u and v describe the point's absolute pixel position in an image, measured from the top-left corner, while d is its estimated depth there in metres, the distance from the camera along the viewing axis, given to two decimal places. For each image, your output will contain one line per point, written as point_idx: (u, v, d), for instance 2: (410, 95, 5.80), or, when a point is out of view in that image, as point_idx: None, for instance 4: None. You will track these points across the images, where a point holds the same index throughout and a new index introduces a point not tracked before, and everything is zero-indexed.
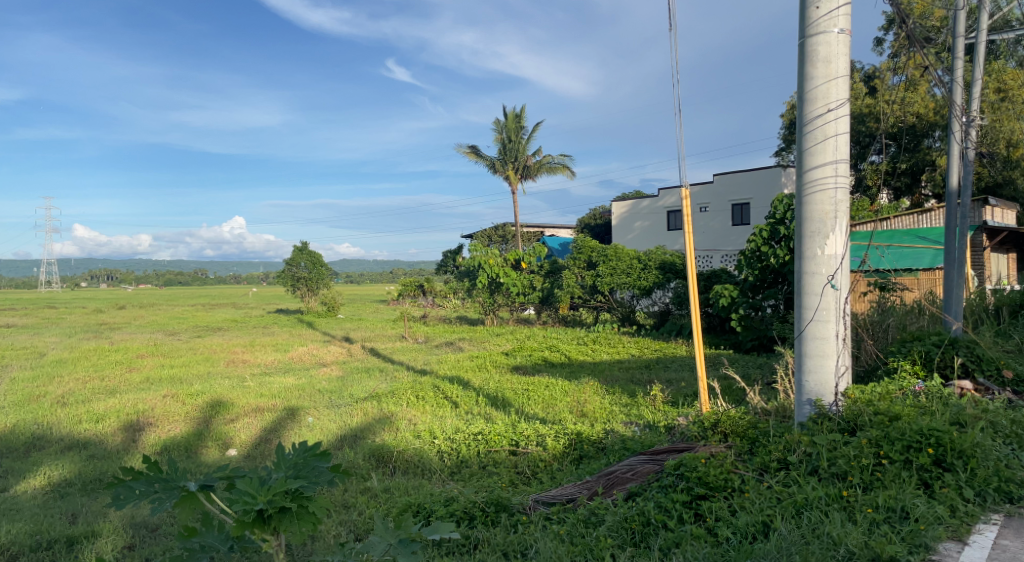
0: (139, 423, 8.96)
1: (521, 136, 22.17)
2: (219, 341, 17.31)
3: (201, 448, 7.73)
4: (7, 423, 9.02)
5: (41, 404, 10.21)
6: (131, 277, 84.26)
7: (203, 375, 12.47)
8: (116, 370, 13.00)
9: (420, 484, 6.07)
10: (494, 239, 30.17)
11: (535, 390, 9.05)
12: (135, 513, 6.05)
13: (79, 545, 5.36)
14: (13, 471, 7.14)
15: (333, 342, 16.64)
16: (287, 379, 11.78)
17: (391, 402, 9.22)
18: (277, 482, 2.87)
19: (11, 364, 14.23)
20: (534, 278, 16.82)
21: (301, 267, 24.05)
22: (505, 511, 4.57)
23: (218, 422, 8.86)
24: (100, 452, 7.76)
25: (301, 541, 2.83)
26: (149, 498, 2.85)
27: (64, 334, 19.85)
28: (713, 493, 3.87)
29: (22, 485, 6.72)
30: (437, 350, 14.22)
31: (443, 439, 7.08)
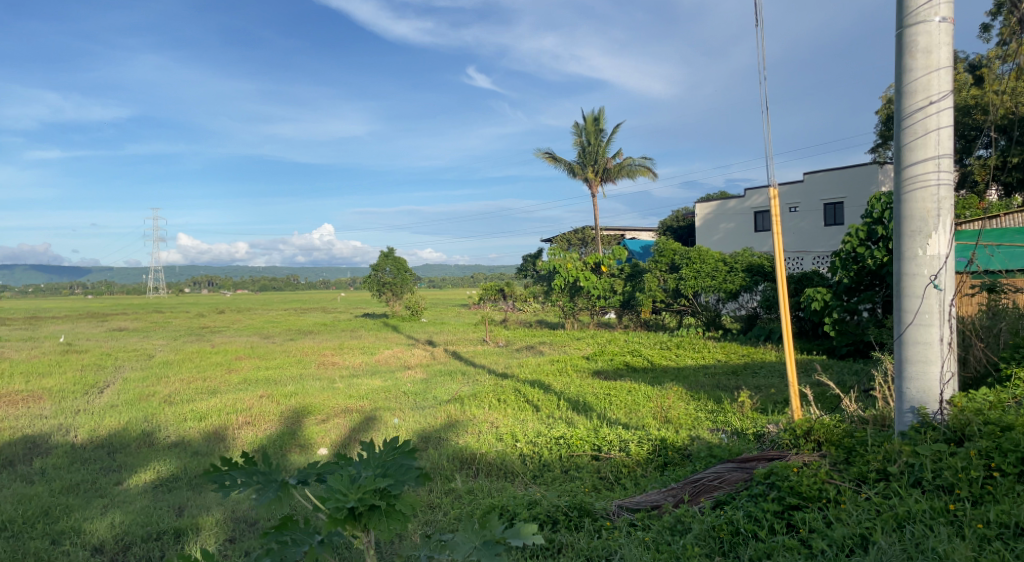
0: (239, 422, 9.52)
1: (600, 139, 22.06)
2: (310, 343, 18.15)
3: (294, 446, 8.12)
4: (122, 420, 9.79)
5: (152, 403, 11.04)
6: (230, 282, 89.62)
7: (296, 376, 13.11)
8: (217, 371, 13.88)
9: (503, 487, 6.15)
10: (574, 242, 30.14)
11: (618, 395, 8.97)
12: (235, 507, 6.44)
13: (185, 537, 5.76)
14: (127, 465, 7.74)
15: (417, 345, 17.11)
16: (374, 381, 12.20)
17: (473, 404, 9.39)
18: (367, 480, 3.00)
19: (125, 365, 15.44)
20: (615, 281, 16.67)
21: (386, 272, 24.85)
22: (588, 516, 4.57)
23: (310, 422, 9.29)
24: (202, 449, 8.29)
25: (390, 538, 2.94)
26: (251, 490, 3.09)
27: (171, 337, 21.36)
28: (807, 504, 3.74)
29: (135, 478, 7.28)
30: (518, 353, 14.34)
31: (525, 443, 7.15)
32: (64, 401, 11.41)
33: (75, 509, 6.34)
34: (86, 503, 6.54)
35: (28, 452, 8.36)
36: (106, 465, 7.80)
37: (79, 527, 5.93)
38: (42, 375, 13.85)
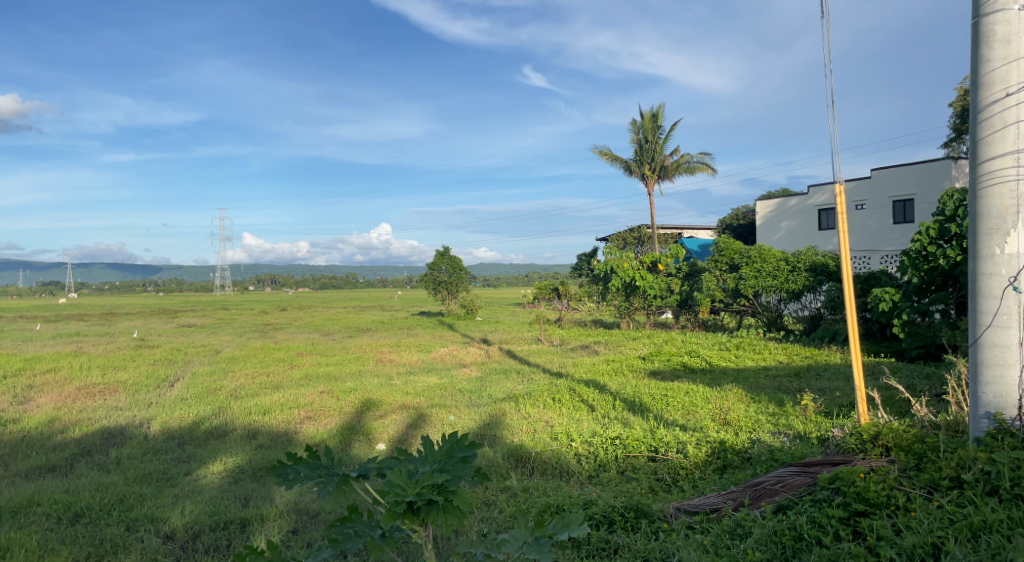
0: (301, 416, 9.84)
1: (658, 136, 21.77)
2: (368, 341, 18.57)
3: (354, 441, 8.34)
4: (192, 413, 10.26)
5: (219, 397, 11.51)
6: (292, 281, 92.48)
7: (354, 373, 13.44)
8: (280, 367, 14.36)
9: (558, 486, 6.17)
10: (630, 241, 29.86)
11: (675, 396, 8.86)
12: (297, 500, 6.67)
13: (250, 528, 6.01)
14: (197, 457, 8.11)
15: (472, 343, 17.27)
16: (431, 378, 12.40)
17: (528, 403, 9.42)
18: (424, 476, 3.08)
19: (194, 360, 16.15)
20: (672, 281, 16.40)
21: (442, 271, 25.17)
22: (645, 517, 4.54)
23: (369, 418, 9.52)
24: (266, 442, 8.61)
25: (447, 533, 3.01)
26: (313, 482, 3.21)
27: (236, 333, 22.23)
28: (875, 511, 3.63)
29: (204, 469, 7.63)
30: (572, 353, 14.33)
31: (580, 443, 7.15)
32: (138, 394, 12.02)
33: (149, 498, 6.69)
34: (159, 492, 6.89)
35: (106, 442, 8.85)
36: (177, 456, 8.19)
37: (153, 514, 6.25)
38: (119, 369, 14.60)
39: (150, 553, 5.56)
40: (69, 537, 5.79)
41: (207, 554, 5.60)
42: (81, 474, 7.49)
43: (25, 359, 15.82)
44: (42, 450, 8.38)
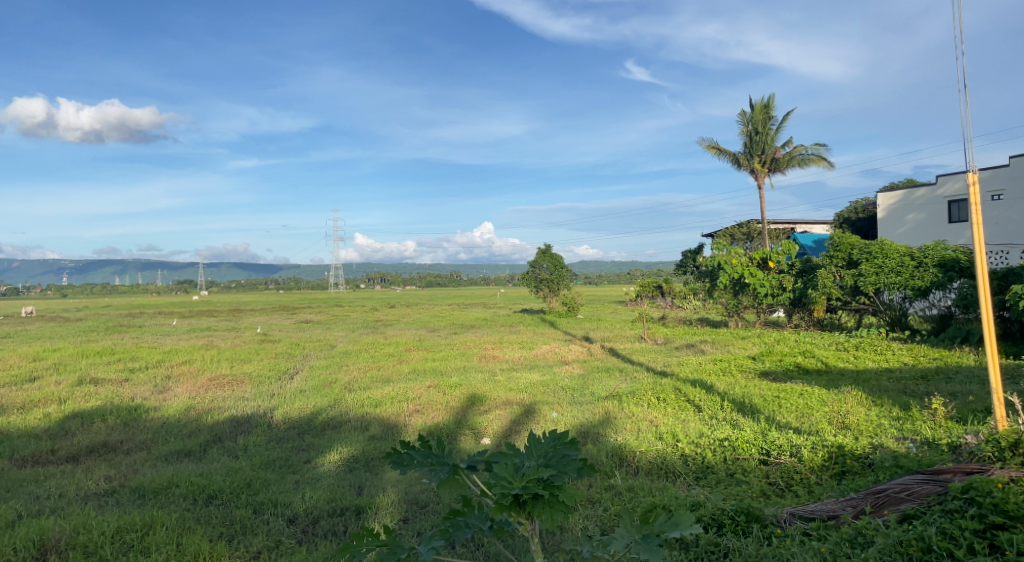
0: (410, 409, 10.27)
1: (769, 127, 20.88)
2: (472, 337, 19.05)
3: (460, 434, 8.60)
4: (311, 404, 10.98)
5: (335, 389, 12.23)
6: (400, 279, 96.19)
7: (460, 368, 13.86)
8: (390, 362, 15.04)
9: (664, 486, 6.10)
10: (738, 237, 28.85)
11: (788, 398, 8.50)
12: (408, 490, 6.98)
13: (365, 515, 6.36)
14: (315, 446, 8.67)
15: (574, 340, 17.32)
16: (534, 375, 12.57)
17: (632, 401, 9.36)
18: (530, 469, 3.17)
19: (311, 354, 17.23)
20: (784, 278, 15.66)
21: (544, 268, 25.33)
22: (757, 521, 4.44)
23: (474, 412, 9.79)
24: (378, 434, 9.05)
25: (553, 527, 3.07)
26: (424, 471, 3.39)
27: (349, 329, 23.45)
28: (1015, 524, 3.36)
29: (322, 458, 8.14)
30: (677, 352, 14.03)
31: (687, 444, 7.02)
32: (263, 385, 12.98)
33: (272, 483, 7.23)
34: (282, 478, 7.42)
35: (235, 429, 9.63)
36: (298, 444, 8.79)
37: (277, 498, 6.74)
38: (246, 361, 15.84)
39: (275, 534, 6.01)
40: (205, 516, 6.36)
41: (326, 538, 6.00)
42: (215, 459, 8.19)
43: (167, 351, 17.49)
44: (181, 435, 9.25)
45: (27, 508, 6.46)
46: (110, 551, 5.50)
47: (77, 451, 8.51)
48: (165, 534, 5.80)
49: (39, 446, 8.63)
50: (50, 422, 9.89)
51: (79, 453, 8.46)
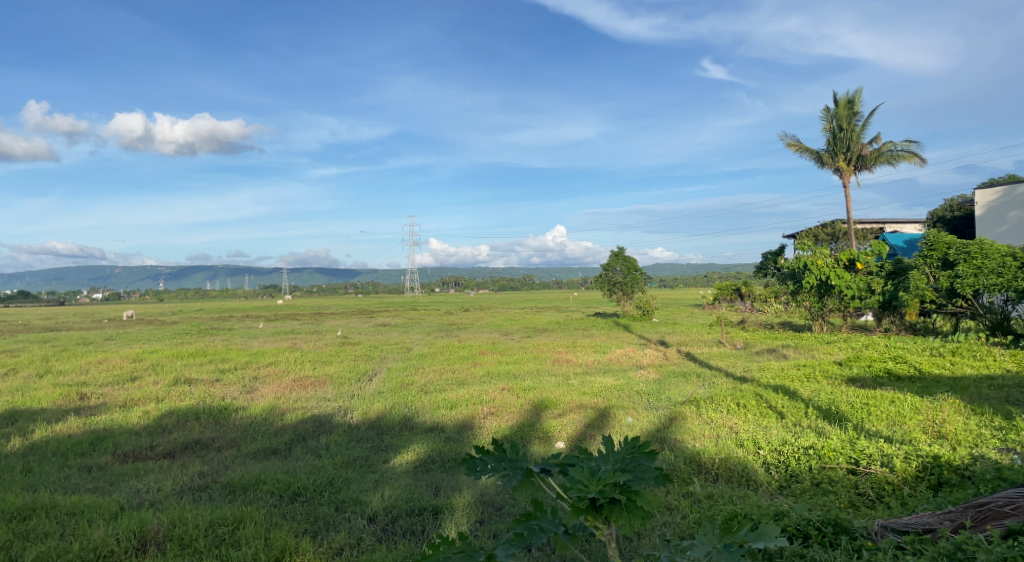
0: (484, 412, 10.42)
1: (855, 123, 19.97)
2: (546, 341, 19.12)
3: (534, 437, 8.66)
4: (389, 405, 11.33)
5: (412, 391, 12.56)
6: (474, 283, 97.74)
7: (533, 371, 13.94)
8: (465, 365, 15.31)
9: (746, 495, 5.96)
10: (822, 238, 27.70)
11: (877, 405, 8.12)
12: (483, 492, 7.10)
13: (442, 516, 6.53)
14: (393, 446, 8.94)
15: (649, 345, 17.10)
16: (608, 379, 12.51)
17: (710, 407, 9.17)
18: (606, 474, 3.19)
19: (389, 356, 17.76)
20: (873, 279, 14.78)
21: (617, 271, 25.08)
22: (845, 534, 4.30)
23: (548, 416, 9.83)
24: (453, 435, 9.23)
25: (630, 532, 3.09)
26: (500, 473, 3.48)
27: (424, 332, 24.01)
28: None
29: (400, 458, 8.39)
30: (758, 357, 13.62)
31: (769, 451, 6.83)
32: (343, 387, 13.48)
33: (353, 482, 7.51)
34: (363, 476, 7.71)
35: (317, 429, 10.06)
36: (376, 444, 9.10)
37: (357, 497, 7.01)
38: (327, 363, 16.50)
39: (356, 532, 6.25)
40: (290, 512, 6.68)
41: (405, 537, 6.20)
42: (299, 458, 8.59)
43: (255, 353, 18.46)
44: (267, 434, 9.75)
45: (129, 500, 6.96)
46: (204, 543, 5.86)
47: (174, 447, 9.11)
48: (253, 529, 6.12)
49: (140, 442, 9.30)
50: (150, 420, 10.63)
51: (175, 449, 9.06)
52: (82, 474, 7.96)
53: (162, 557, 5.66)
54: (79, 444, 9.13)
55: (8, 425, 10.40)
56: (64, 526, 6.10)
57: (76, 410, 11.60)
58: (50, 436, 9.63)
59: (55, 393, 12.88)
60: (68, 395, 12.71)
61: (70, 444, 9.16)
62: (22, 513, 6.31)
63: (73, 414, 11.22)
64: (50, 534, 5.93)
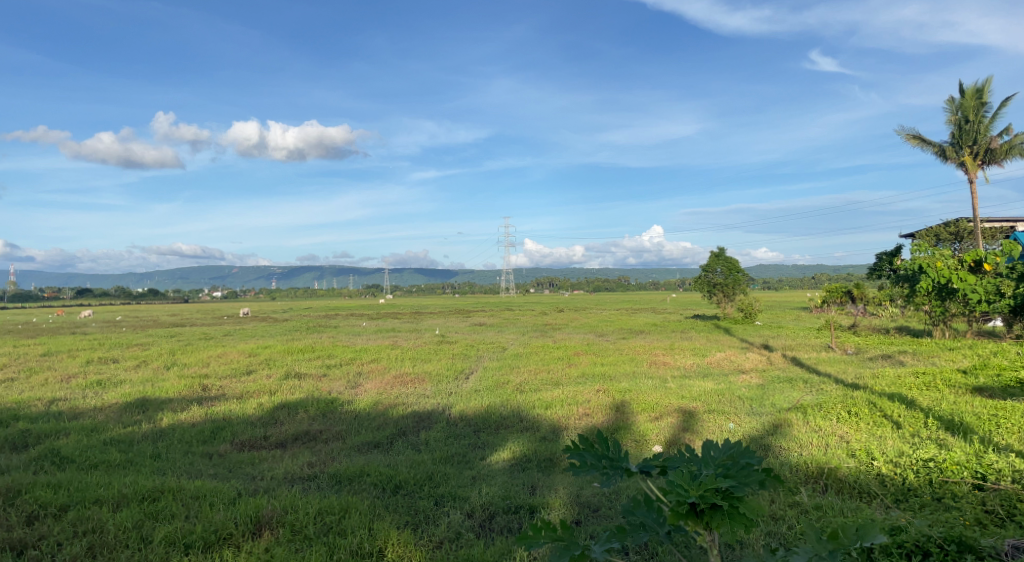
0: (579, 413, 10.51)
1: (982, 114, 18.47)
2: (642, 343, 18.90)
3: (630, 440, 8.67)
4: (486, 403, 11.65)
5: (507, 390, 12.81)
6: (569, 284, 97.83)
7: (629, 374, 13.85)
8: (560, 365, 15.46)
9: (858, 507, 5.73)
10: (944, 237, 25.83)
11: (1007, 417, 7.56)
12: (579, 492, 7.22)
13: (539, 514, 6.69)
14: (490, 444, 9.21)
15: (751, 348, 16.55)
16: (707, 382, 12.27)
17: (818, 415, 8.81)
18: (708, 478, 3.20)
19: (485, 355, 18.19)
20: (1003, 281, 13.47)
21: (717, 272, 24.35)
22: (971, 552, 4.08)
23: (643, 419, 9.79)
24: (548, 435, 9.38)
25: (734, 539, 3.08)
26: (598, 471, 3.56)
27: (519, 332, 24.37)
28: None
29: (496, 455, 8.65)
30: (871, 363, 12.92)
31: (884, 463, 6.52)
32: (442, 384, 13.97)
33: (451, 477, 7.82)
34: (461, 472, 8.02)
35: (417, 424, 10.52)
36: (473, 441, 9.40)
37: (456, 492, 7.30)
38: (426, 361, 17.12)
39: (456, 526, 6.52)
40: (393, 504, 7.05)
41: (502, 534, 6.41)
42: (399, 452, 9.02)
43: (359, 350, 19.40)
44: (370, 428, 10.29)
45: (246, 486, 7.55)
46: (314, 530, 6.29)
47: (285, 438, 9.79)
48: (359, 519, 6.51)
49: (255, 432, 10.06)
50: (263, 411, 11.45)
51: (286, 440, 9.74)
52: (204, 460, 8.71)
53: (277, 541, 6.13)
54: (201, 432, 9.99)
55: (141, 412, 11.50)
56: (189, 507, 6.67)
57: (199, 400, 12.67)
58: (177, 424, 10.58)
59: (181, 384, 14.09)
60: (192, 386, 13.90)
61: (194, 432, 10.03)
62: (153, 493, 6.94)
63: (197, 404, 12.25)
64: (178, 514, 6.50)
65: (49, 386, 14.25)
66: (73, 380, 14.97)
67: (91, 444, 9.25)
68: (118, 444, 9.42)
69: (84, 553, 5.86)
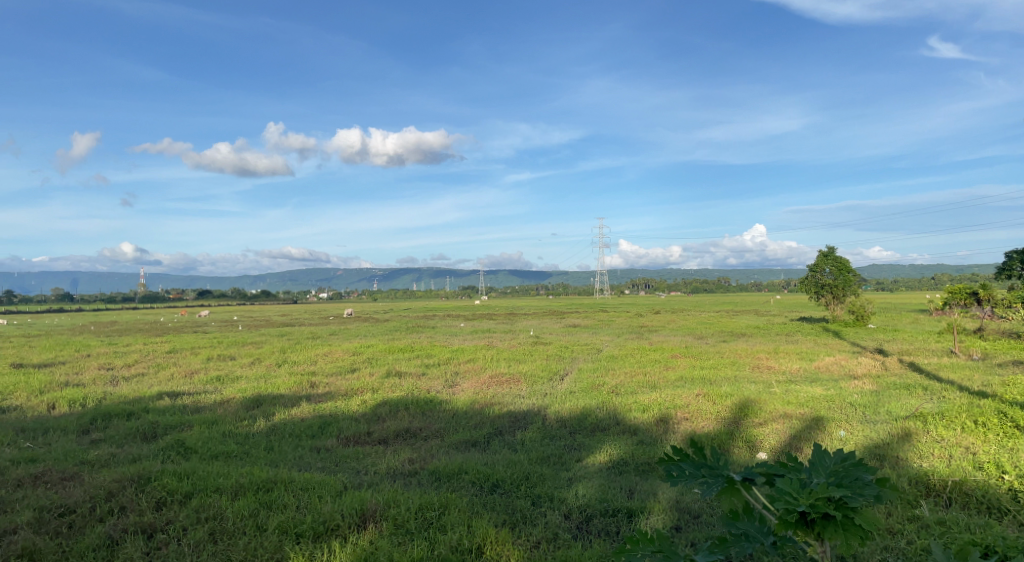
0: (678, 417, 10.46)
1: None
2: (743, 346, 18.37)
3: (733, 446, 8.59)
4: (583, 404, 11.79)
5: (603, 392, 12.90)
6: (666, 285, 95.76)
7: (731, 378, 13.56)
8: (657, 367, 15.34)
9: (987, 524, 5.44)
10: None
11: None
12: (678, 498, 7.27)
13: (637, 518, 6.79)
14: (587, 446, 9.36)
15: (863, 353, 15.74)
16: (815, 388, 11.83)
17: (940, 424, 8.36)
18: (818, 487, 3.06)
19: (580, 357, 18.31)
20: None
21: (827, 273, 23.28)
22: None
23: (748, 425, 9.63)
24: (646, 439, 9.43)
25: (848, 552, 2.93)
26: (698, 480, 3.34)
27: (614, 334, 24.29)
28: None
29: (593, 458, 8.79)
30: (1001, 370, 11.98)
31: (1016, 477, 6.15)
32: (537, 385, 14.23)
33: (547, 478, 8.03)
34: (558, 473, 8.24)
35: (513, 424, 10.84)
36: (569, 442, 9.58)
37: (553, 493, 7.51)
38: (521, 361, 17.46)
39: (553, 527, 6.72)
40: (491, 502, 7.35)
41: (600, 537, 6.56)
42: (497, 451, 9.34)
43: (455, 349, 20.04)
44: (468, 427, 10.67)
45: (351, 480, 8.07)
46: (415, 525, 6.66)
47: (387, 435, 10.35)
48: (457, 516, 6.83)
49: (359, 428, 10.69)
50: (366, 408, 12.12)
51: (388, 437, 10.29)
52: (312, 454, 9.38)
53: (379, 534, 6.50)
54: (310, 427, 10.77)
55: (256, 407, 12.48)
56: (298, 499, 7.23)
57: (308, 396, 13.57)
58: (288, 419, 11.39)
59: (291, 381, 15.13)
60: (302, 383, 14.91)
61: (303, 427, 10.80)
62: (267, 483, 7.59)
63: (306, 400, 13.14)
64: (289, 505, 7.05)
65: (176, 381, 15.69)
66: (196, 375, 16.38)
67: (213, 436, 10.16)
68: (235, 436, 10.29)
69: (206, 539, 6.42)
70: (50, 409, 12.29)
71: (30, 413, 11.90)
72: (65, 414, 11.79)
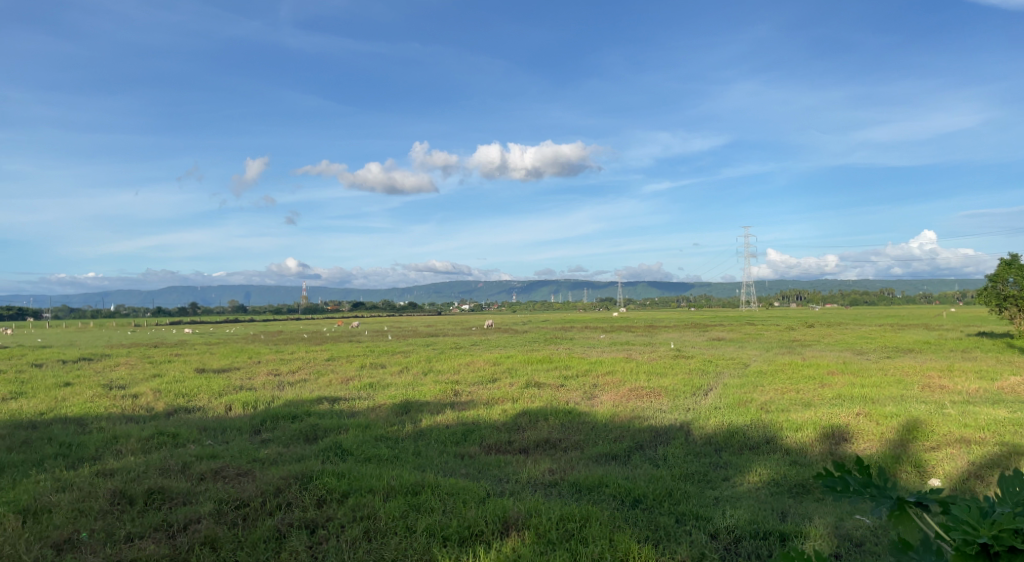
0: (838, 436, 10.14)
1: None
2: (911, 362, 17.06)
3: (901, 470, 8.23)
4: (729, 421, 11.70)
5: (750, 409, 12.65)
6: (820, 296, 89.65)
7: (896, 397, 12.75)
8: (810, 384, 14.73)
9: None
10: None
11: None
12: (837, 524, 7.16)
13: (792, 542, 6.80)
14: (733, 465, 9.36)
15: None
16: (999, 410, 10.89)
17: None
18: (1004, 516, 2.48)
19: (725, 371, 17.98)
20: None
21: (1010, 283, 21.04)
22: None
23: (917, 448, 9.12)
24: (801, 459, 9.27)
25: None
26: (863, 498, 3.08)
27: (763, 348, 23.42)
28: None
29: (742, 478, 8.79)
30: None
31: None
32: (679, 399, 14.23)
33: (692, 495, 8.21)
34: (702, 492, 8.36)
35: (654, 439, 11.02)
36: (715, 460, 9.64)
37: (697, 512, 7.67)
38: (663, 375, 17.43)
39: (699, 546, 6.88)
40: (633, 517, 7.64)
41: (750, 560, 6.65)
42: (637, 465, 9.60)
43: (594, 361, 20.39)
44: (608, 439, 11.01)
45: (494, 487, 8.71)
46: (556, 535, 7.08)
47: (528, 444, 10.96)
48: (599, 529, 7.18)
49: (500, 437, 11.39)
50: (508, 418, 12.81)
51: (528, 446, 10.90)
52: (457, 459, 10.20)
53: (523, 541, 7.00)
54: (454, 434, 11.61)
55: (405, 413, 13.63)
56: (444, 503, 7.96)
57: (454, 404, 14.56)
58: (433, 425, 12.36)
59: (437, 389, 16.21)
60: (447, 391, 15.99)
61: (448, 433, 11.67)
62: (415, 487, 8.41)
63: (450, 408, 14.10)
64: (435, 509, 7.79)
65: (335, 387, 17.40)
66: (353, 382, 18.03)
67: (366, 440, 11.30)
68: (387, 440, 11.36)
69: (360, 536, 7.23)
70: (228, 411, 14.15)
71: (214, 414, 13.79)
72: (241, 415, 13.56)
